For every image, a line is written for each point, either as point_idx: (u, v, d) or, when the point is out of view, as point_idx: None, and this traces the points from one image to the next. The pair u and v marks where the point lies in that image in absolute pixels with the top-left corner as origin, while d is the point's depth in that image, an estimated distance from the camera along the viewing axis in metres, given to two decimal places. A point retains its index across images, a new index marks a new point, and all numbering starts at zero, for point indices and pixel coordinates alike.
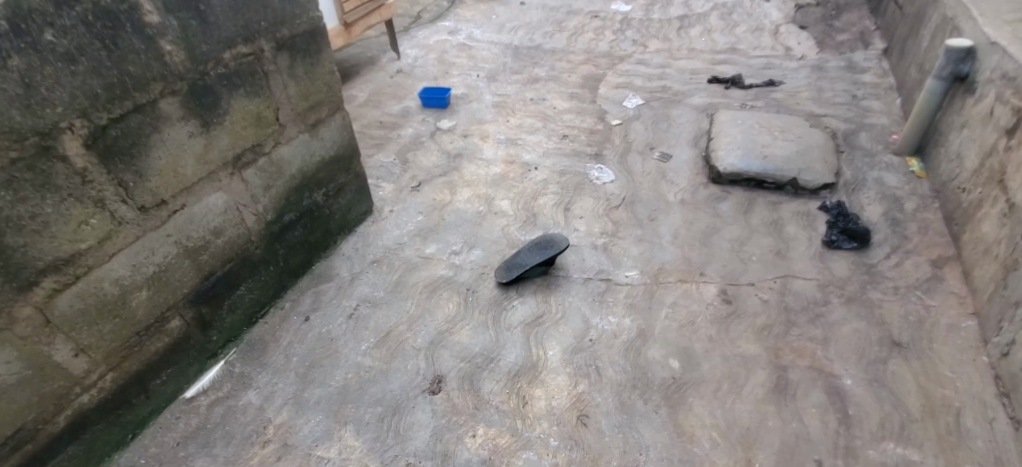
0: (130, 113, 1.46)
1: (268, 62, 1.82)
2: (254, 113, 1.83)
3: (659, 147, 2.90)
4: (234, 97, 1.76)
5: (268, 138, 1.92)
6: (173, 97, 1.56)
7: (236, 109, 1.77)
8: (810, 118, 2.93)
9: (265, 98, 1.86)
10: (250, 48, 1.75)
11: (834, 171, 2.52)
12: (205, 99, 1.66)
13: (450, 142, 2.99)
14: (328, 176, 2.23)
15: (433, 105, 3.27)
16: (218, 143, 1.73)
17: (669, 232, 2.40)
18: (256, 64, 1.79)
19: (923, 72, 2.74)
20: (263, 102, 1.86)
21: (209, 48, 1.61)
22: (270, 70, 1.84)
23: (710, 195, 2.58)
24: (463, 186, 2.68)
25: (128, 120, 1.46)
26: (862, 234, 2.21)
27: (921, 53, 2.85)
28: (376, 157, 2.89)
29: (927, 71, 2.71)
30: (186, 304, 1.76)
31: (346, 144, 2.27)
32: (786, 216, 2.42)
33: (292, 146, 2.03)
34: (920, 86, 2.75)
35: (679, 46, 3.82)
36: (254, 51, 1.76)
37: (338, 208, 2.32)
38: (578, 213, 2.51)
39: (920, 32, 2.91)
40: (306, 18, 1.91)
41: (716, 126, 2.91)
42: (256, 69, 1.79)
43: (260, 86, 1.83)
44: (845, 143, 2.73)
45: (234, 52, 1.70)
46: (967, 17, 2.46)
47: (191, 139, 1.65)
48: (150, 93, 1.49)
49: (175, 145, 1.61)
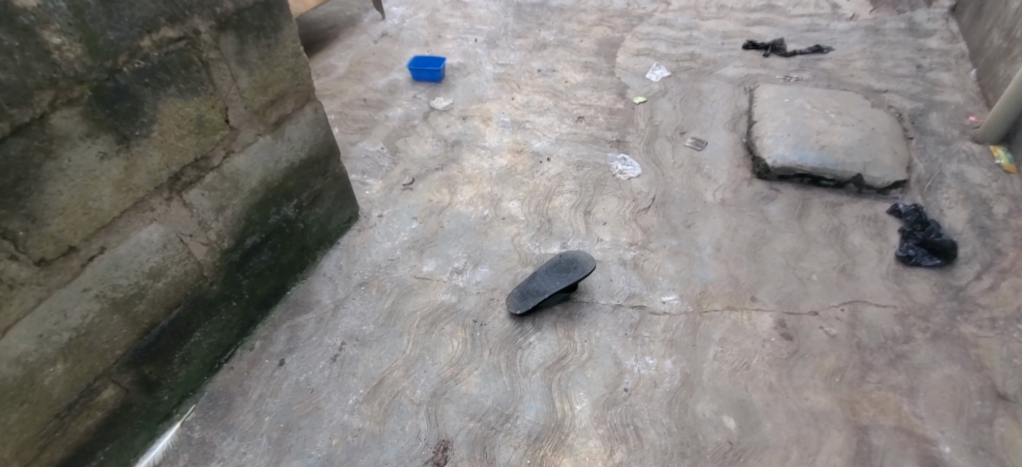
0: (8, 137, 1.00)
1: (207, 47, 1.33)
2: (194, 116, 1.36)
3: (691, 131, 2.48)
4: (164, 99, 1.27)
5: (217, 148, 1.45)
6: (70, 108, 1.09)
7: (168, 114, 1.29)
8: (869, 94, 2.52)
9: (207, 96, 1.38)
10: (178, 31, 1.25)
11: (905, 164, 2.16)
12: (120, 106, 1.18)
13: (446, 126, 2.55)
14: (300, 184, 1.79)
15: (425, 78, 2.80)
16: (146, 162, 1.27)
17: (711, 243, 2.02)
18: (190, 51, 1.30)
19: (1011, 42, 2.32)
20: (207, 101, 1.38)
21: (118, 35, 1.13)
22: (211, 57, 1.35)
23: (755, 194, 2.18)
24: (464, 182, 2.28)
25: (5, 149, 1.00)
26: (947, 249, 1.88)
27: (1008, 16, 2.41)
28: (359, 145, 2.45)
29: (1017, 40, 2.29)
30: (121, 369, 1.36)
31: (319, 142, 1.82)
32: (848, 222, 2.06)
33: (249, 153, 1.56)
34: (1006, 58, 2.34)
35: (707, 2, 3.30)
36: (187, 34, 1.28)
37: (313, 219, 1.90)
38: (600, 219, 2.12)
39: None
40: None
41: (758, 106, 2.47)
42: (191, 58, 1.30)
43: (199, 81, 1.34)
44: (913, 128, 2.35)
45: (158, 38, 1.21)
46: None
47: (104, 162, 1.19)
48: (36, 107, 1.03)
49: (81, 173, 1.15)
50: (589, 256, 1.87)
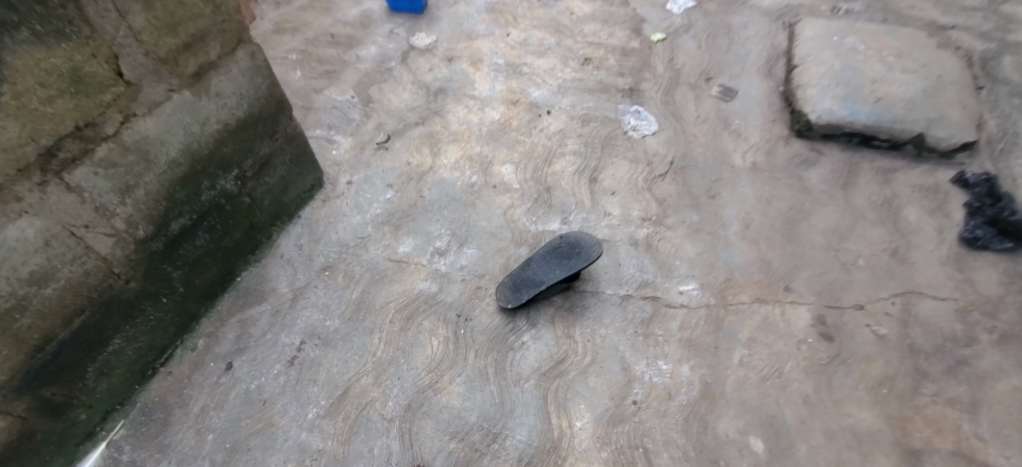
0: None
1: None
2: (67, 72, 0.96)
3: (718, 77, 2.09)
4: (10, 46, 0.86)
5: (110, 111, 1.07)
6: None
7: (21, 68, 0.89)
8: (932, 31, 2.11)
9: (83, 39, 0.96)
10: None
11: (975, 122, 1.81)
12: None
13: (429, 69, 2.16)
14: (241, 150, 1.42)
15: (405, 8, 2.37)
16: None
17: (738, 219, 1.71)
18: None
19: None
20: (85, 48, 0.97)
21: None
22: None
23: (793, 156, 1.84)
24: (449, 140, 1.94)
25: None
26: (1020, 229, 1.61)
27: None
28: (326, 93, 2.08)
29: None
30: (9, 398, 1.08)
31: (263, 95, 1.42)
32: (903, 193, 1.74)
33: (162, 115, 1.17)
34: None
35: None
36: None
37: (261, 190, 1.55)
38: (608, 188, 1.81)
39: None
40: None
41: (800, 46, 2.06)
42: None
43: (65, 18, 0.92)
44: (984, 75, 1.97)
45: None
46: None
47: None
48: None
49: None
50: (595, 238, 1.57)
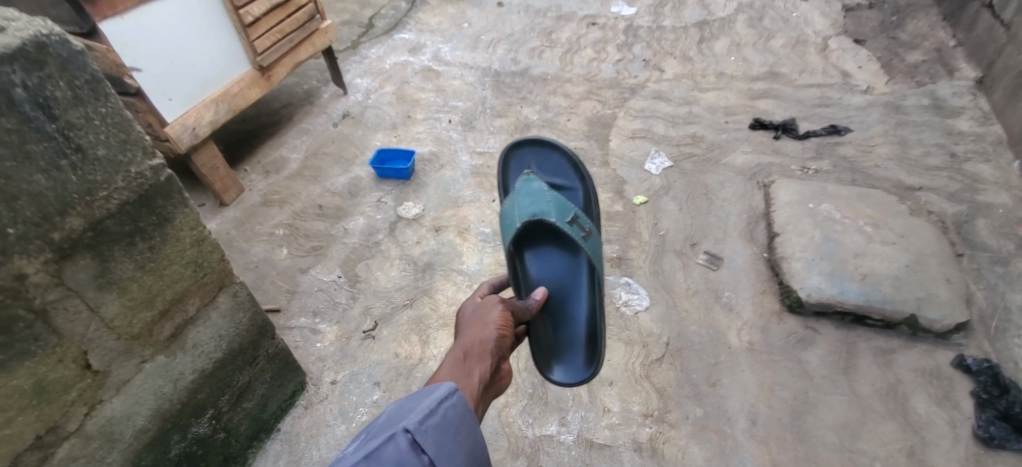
0: None
1: (44, 289, 0.95)
2: (29, 387, 0.98)
3: (703, 244, 1.99)
4: (26, 363, 0.96)
5: (74, 407, 1.06)
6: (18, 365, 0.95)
7: (21, 377, 0.96)
8: (897, 192, 2.05)
9: (52, 351, 1.00)
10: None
11: (964, 298, 1.65)
12: None
13: (416, 241, 2.10)
14: (217, 388, 1.39)
15: (392, 175, 2.34)
16: None
17: (744, 412, 1.54)
18: (71, 292, 1.00)
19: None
20: (48, 356, 0.99)
21: (24, 265, 0.91)
22: (51, 299, 0.97)
23: (788, 335, 1.69)
24: (439, 325, 1.83)
25: None
26: None
27: None
28: (312, 272, 2.02)
29: None
30: None
31: (243, 329, 1.41)
32: (906, 379, 1.55)
33: (130, 393, 1.17)
34: None
35: (704, 68, 2.83)
36: (4, 288, 0.89)
37: (240, 418, 1.49)
38: (605, 376, 1.64)
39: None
40: (64, 88, 0.89)
41: (779, 212, 1.98)
42: (73, 296, 1.00)
43: (65, 322, 1.00)
44: (961, 241, 1.85)
45: (35, 285, 0.94)
46: None
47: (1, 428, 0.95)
48: None
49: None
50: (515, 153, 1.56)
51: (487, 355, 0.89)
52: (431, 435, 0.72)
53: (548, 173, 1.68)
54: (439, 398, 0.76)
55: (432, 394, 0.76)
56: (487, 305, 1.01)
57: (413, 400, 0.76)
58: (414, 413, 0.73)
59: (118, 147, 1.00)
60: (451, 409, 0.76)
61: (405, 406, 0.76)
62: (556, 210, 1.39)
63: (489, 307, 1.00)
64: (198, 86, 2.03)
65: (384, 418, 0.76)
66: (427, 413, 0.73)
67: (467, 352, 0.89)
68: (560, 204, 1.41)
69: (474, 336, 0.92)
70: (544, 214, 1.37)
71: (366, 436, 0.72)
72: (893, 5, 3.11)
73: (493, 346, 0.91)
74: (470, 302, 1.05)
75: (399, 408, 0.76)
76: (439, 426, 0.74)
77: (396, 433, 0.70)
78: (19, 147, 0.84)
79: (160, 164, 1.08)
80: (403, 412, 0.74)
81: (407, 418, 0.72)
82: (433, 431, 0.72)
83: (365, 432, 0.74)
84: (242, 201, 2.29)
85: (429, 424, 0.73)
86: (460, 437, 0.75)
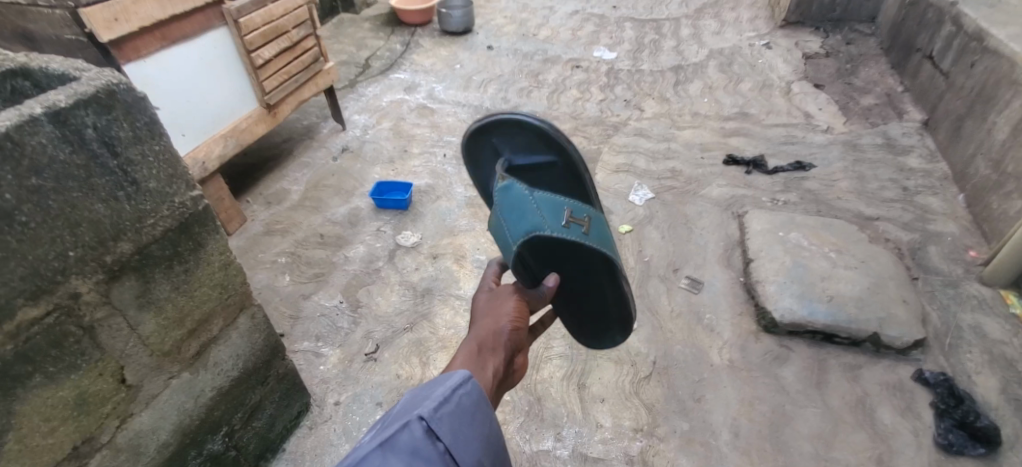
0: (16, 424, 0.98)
1: (93, 308, 1.05)
2: (72, 398, 1.06)
3: (685, 269, 2.13)
4: (71, 377, 1.05)
5: (108, 420, 1.15)
6: (61, 380, 1.03)
7: (65, 391, 1.05)
8: (858, 222, 2.24)
9: (95, 365, 1.09)
10: (45, 306, 0.97)
11: (919, 318, 1.82)
12: (30, 381, 0.98)
13: (415, 268, 2.21)
14: (232, 406, 1.46)
15: (390, 206, 2.46)
16: (35, 460, 1.04)
17: (727, 425, 1.64)
18: (114, 312, 1.09)
19: (1003, 174, 2.09)
20: (91, 371, 1.08)
21: (76, 285, 1.01)
22: (98, 317, 1.07)
23: (765, 352, 1.82)
24: (438, 347, 1.92)
25: (16, 434, 0.98)
26: (991, 434, 1.52)
27: (991, 143, 2.20)
28: (314, 298, 2.11)
29: (1003, 170, 2.09)
30: None
31: (258, 349, 1.49)
32: (873, 392, 1.69)
33: (158, 407, 1.25)
34: (995, 187, 2.12)
35: (680, 108, 3.05)
36: (61, 304, 0.99)
37: (251, 436, 1.55)
38: (597, 393, 1.73)
39: (989, 118, 2.25)
40: (127, 129, 1.02)
41: (753, 239, 2.15)
42: (114, 315, 1.10)
43: (108, 338, 1.10)
44: (916, 266, 2.03)
45: (86, 304, 1.04)
46: None
47: (44, 436, 1.04)
48: (14, 396, 0.96)
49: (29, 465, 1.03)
50: (466, 143, 1.31)
51: (499, 350, 1.00)
52: (443, 423, 0.80)
53: (522, 153, 1.27)
54: (452, 385, 0.84)
55: (445, 382, 0.84)
56: (501, 296, 1.12)
57: (429, 387, 0.85)
58: (428, 402, 0.81)
59: (166, 180, 1.12)
60: (462, 398, 0.84)
61: (420, 393, 0.84)
62: (549, 214, 1.10)
63: (503, 298, 1.11)
64: (210, 122, 2.21)
65: (401, 405, 0.84)
66: (440, 402, 0.81)
67: (481, 345, 1.00)
68: (547, 203, 1.11)
69: (488, 329, 1.03)
70: (538, 229, 1.08)
71: (385, 423, 0.81)
72: (848, 54, 3.41)
73: (506, 339, 1.03)
74: (484, 293, 1.16)
75: (414, 395, 0.84)
76: (453, 412, 0.82)
77: (411, 421, 0.78)
78: (85, 179, 0.97)
79: (199, 195, 1.21)
80: (418, 401, 0.82)
81: (423, 406, 0.80)
82: (445, 420, 0.80)
83: (384, 419, 0.83)
84: (246, 230, 2.38)
85: (443, 411, 0.81)
86: (472, 421, 0.84)
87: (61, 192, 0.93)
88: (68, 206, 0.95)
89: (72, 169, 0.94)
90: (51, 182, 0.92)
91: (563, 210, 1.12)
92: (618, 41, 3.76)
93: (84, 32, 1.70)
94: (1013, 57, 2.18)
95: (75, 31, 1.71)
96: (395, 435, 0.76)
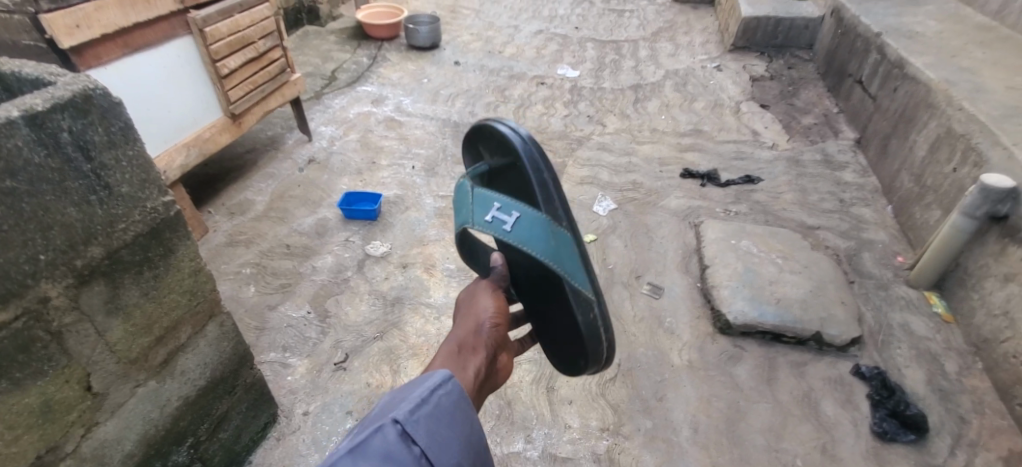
0: None
1: (61, 313, 1.04)
2: (37, 406, 1.04)
3: (646, 276, 2.24)
4: (36, 384, 1.03)
5: (73, 428, 1.13)
6: (25, 386, 1.01)
7: (29, 398, 1.02)
8: (801, 231, 2.41)
9: (60, 371, 1.07)
10: (13, 310, 0.95)
11: (856, 318, 1.97)
12: None
13: (385, 277, 2.23)
14: (199, 416, 1.44)
15: (359, 216, 2.48)
16: None
17: (687, 422, 1.73)
18: (81, 318, 1.08)
19: (923, 187, 2.30)
20: (57, 377, 1.06)
21: (46, 288, 1.00)
22: (66, 322, 1.05)
23: (720, 353, 1.93)
24: (409, 355, 1.95)
25: None
26: (920, 421, 1.67)
27: (913, 159, 2.42)
28: (281, 309, 2.09)
29: (924, 184, 2.31)
30: None
31: (226, 358, 1.48)
32: (817, 387, 1.82)
33: (124, 416, 1.23)
34: (918, 199, 2.33)
35: (640, 124, 3.20)
36: (29, 309, 0.98)
37: (216, 447, 1.53)
38: (565, 395, 1.80)
39: (910, 137, 2.48)
40: (102, 133, 1.02)
41: (708, 247, 2.28)
42: (81, 321, 1.08)
43: (75, 344, 1.08)
44: (852, 270, 2.20)
45: (54, 308, 1.02)
46: (990, 142, 2.00)
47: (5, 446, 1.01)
48: None
49: None
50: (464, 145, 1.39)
51: (480, 348, 1.05)
52: (417, 425, 0.82)
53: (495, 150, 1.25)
54: (429, 388, 0.87)
55: (424, 383, 0.87)
56: (479, 292, 1.16)
57: (407, 390, 0.87)
58: (403, 405, 0.83)
59: (139, 185, 1.12)
60: (438, 400, 0.86)
61: (396, 398, 0.86)
62: (478, 209, 1.09)
63: (481, 295, 1.15)
64: (172, 131, 2.18)
65: (376, 412, 0.86)
66: (416, 405, 0.83)
67: (461, 346, 1.06)
68: (482, 195, 1.10)
69: (468, 328, 1.08)
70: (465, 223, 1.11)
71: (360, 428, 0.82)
72: (790, 77, 3.67)
73: (487, 338, 1.07)
74: (466, 288, 1.22)
75: (389, 401, 0.86)
76: (430, 414, 0.84)
77: (387, 424, 0.80)
78: (59, 182, 0.96)
79: (170, 201, 1.21)
80: (393, 405, 0.84)
81: (399, 409, 0.82)
82: (419, 422, 0.82)
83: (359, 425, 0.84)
84: (208, 241, 2.34)
85: (420, 413, 0.83)
86: (450, 422, 0.86)
87: (35, 195, 0.93)
88: (41, 208, 0.94)
89: (47, 172, 0.94)
90: (25, 185, 0.91)
91: (494, 204, 1.08)
92: (580, 60, 3.92)
93: (44, 38, 1.67)
94: (929, 82, 2.42)
95: (34, 36, 1.67)
96: (369, 438, 0.77)
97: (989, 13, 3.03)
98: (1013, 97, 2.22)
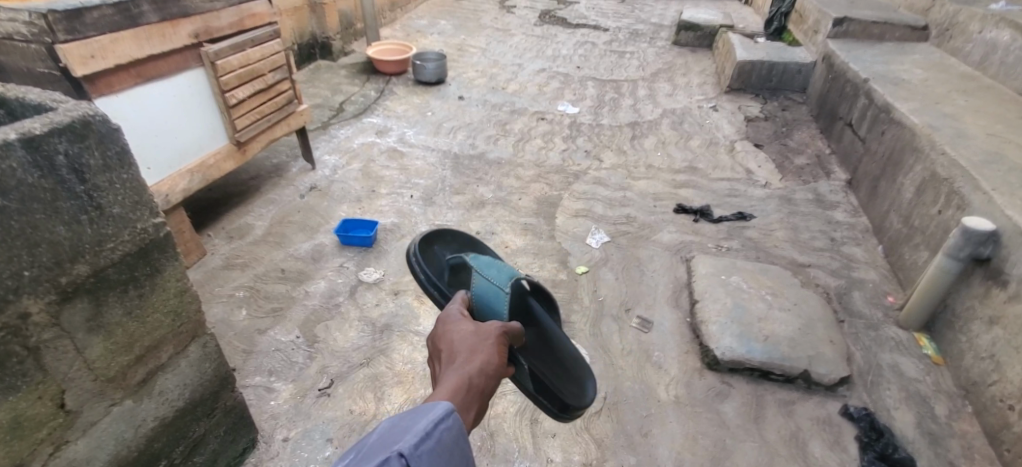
0: None
1: (39, 329, 1.05)
2: (7, 422, 1.04)
3: (635, 309, 2.23)
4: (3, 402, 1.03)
5: (41, 446, 1.12)
6: None
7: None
8: (793, 268, 2.40)
9: (33, 387, 1.07)
10: None
11: (846, 358, 1.95)
12: None
13: (375, 303, 2.24)
14: (173, 438, 1.43)
15: (355, 242, 2.51)
16: None
17: (671, 459, 1.69)
18: (61, 333, 1.09)
19: (912, 228, 2.30)
20: (30, 393, 1.07)
21: (26, 305, 1.01)
22: (45, 338, 1.06)
23: (708, 389, 1.90)
24: (393, 382, 1.94)
25: None
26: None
27: (902, 200, 2.43)
28: (270, 333, 2.10)
29: (913, 224, 2.30)
30: None
31: (206, 380, 1.48)
32: (805, 427, 1.78)
33: (94, 436, 1.23)
34: (906, 239, 2.33)
35: (636, 161, 3.24)
36: (8, 324, 0.99)
37: None
38: (549, 428, 1.77)
39: (899, 179, 2.49)
40: (98, 157, 1.07)
41: (698, 281, 2.28)
42: (60, 339, 1.09)
43: (50, 362, 1.09)
44: (842, 309, 2.18)
45: (34, 324, 1.03)
46: (972, 185, 2.02)
47: None
48: None
49: None
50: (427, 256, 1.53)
51: (484, 394, 1.01)
52: (422, 460, 0.80)
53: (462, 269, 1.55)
54: (434, 420, 0.85)
55: (428, 416, 0.85)
56: (483, 337, 1.12)
57: (409, 420, 0.85)
58: (407, 437, 0.81)
59: (131, 206, 1.16)
60: (441, 436, 0.85)
61: (397, 427, 0.84)
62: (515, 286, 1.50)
63: (486, 339, 1.11)
64: (177, 156, 2.24)
65: (373, 440, 0.83)
66: (421, 439, 0.82)
67: (470, 382, 0.99)
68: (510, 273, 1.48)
69: (477, 367, 1.02)
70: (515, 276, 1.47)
71: (359, 455, 0.79)
72: (785, 118, 3.72)
73: (489, 384, 1.03)
74: (465, 327, 1.14)
75: (390, 431, 0.83)
76: (432, 448, 0.83)
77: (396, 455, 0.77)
78: (50, 202, 1.00)
79: (160, 223, 1.24)
80: (394, 436, 0.82)
81: (402, 441, 0.80)
82: (424, 457, 0.80)
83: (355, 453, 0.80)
84: (204, 263, 2.36)
85: (423, 449, 0.81)
86: (449, 460, 0.84)
87: (24, 214, 0.96)
88: (30, 226, 0.97)
89: (38, 192, 0.98)
90: (17, 203, 0.94)
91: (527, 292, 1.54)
92: (581, 97, 4.01)
93: (59, 66, 1.74)
94: (914, 127, 2.45)
95: (48, 64, 1.75)
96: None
97: (972, 63, 3.10)
98: (994, 143, 2.24)
